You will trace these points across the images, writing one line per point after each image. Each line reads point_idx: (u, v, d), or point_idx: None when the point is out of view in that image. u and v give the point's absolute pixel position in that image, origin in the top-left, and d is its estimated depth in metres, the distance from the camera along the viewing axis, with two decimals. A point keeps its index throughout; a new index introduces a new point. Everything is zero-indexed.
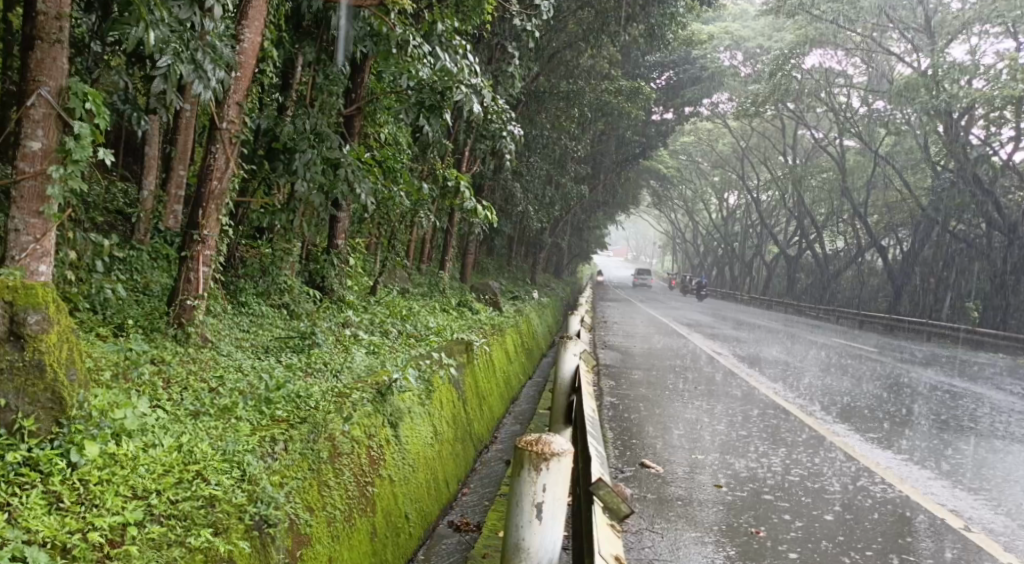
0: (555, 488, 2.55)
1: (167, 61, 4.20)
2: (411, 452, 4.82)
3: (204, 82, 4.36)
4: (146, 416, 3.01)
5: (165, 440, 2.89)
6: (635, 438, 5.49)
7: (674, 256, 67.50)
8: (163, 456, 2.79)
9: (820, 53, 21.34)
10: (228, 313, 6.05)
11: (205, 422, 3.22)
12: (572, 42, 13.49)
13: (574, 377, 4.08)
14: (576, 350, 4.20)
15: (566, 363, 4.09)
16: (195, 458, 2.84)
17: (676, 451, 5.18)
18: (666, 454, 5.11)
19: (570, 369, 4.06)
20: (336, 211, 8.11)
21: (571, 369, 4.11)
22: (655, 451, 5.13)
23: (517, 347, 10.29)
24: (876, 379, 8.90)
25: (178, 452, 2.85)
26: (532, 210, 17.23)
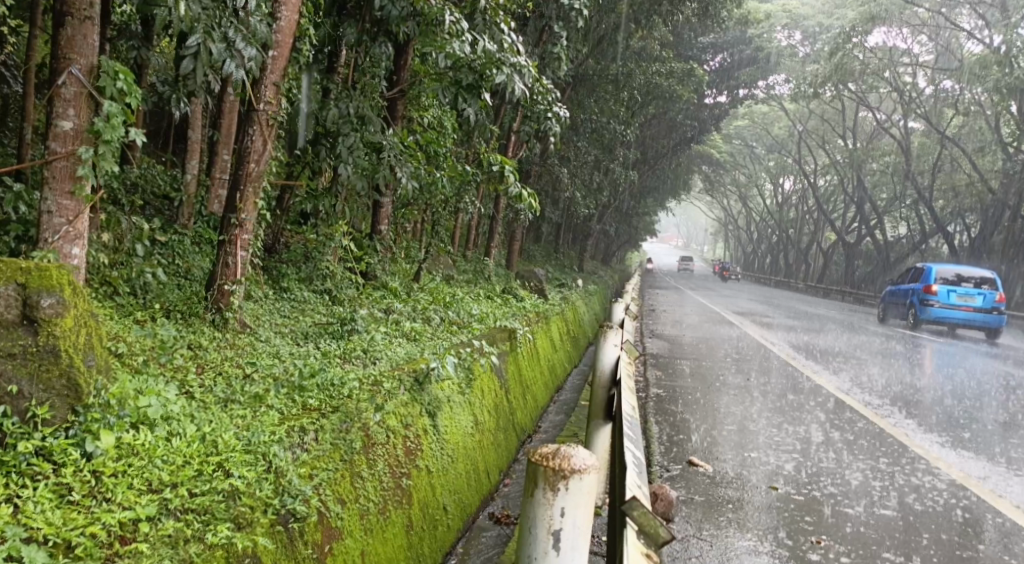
0: (575, 514, 2.23)
1: (197, 40, 4.19)
2: (450, 442, 4.69)
3: (237, 63, 4.35)
4: (170, 404, 2.93)
5: (188, 428, 2.81)
6: (683, 434, 5.28)
7: (726, 244, 66.41)
8: (184, 445, 2.71)
9: (883, 32, 20.56)
10: (268, 299, 6.01)
11: (232, 411, 3.13)
12: (623, 23, 13.21)
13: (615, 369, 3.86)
14: (618, 340, 3.98)
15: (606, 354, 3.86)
16: (217, 449, 2.74)
17: (726, 448, 4.95)
18: (715, 451, 4.88)
19: (610, 362, 3.83)
20: (379, 196, 8.04)
21: (611, 362, 3.89)
22: (704, 448, 4.92)
23: (562, 336, 10.11)
24: (939, 372, 8.49)
25: (200, 441, 2.76)
26: (580, 195, 16.99)
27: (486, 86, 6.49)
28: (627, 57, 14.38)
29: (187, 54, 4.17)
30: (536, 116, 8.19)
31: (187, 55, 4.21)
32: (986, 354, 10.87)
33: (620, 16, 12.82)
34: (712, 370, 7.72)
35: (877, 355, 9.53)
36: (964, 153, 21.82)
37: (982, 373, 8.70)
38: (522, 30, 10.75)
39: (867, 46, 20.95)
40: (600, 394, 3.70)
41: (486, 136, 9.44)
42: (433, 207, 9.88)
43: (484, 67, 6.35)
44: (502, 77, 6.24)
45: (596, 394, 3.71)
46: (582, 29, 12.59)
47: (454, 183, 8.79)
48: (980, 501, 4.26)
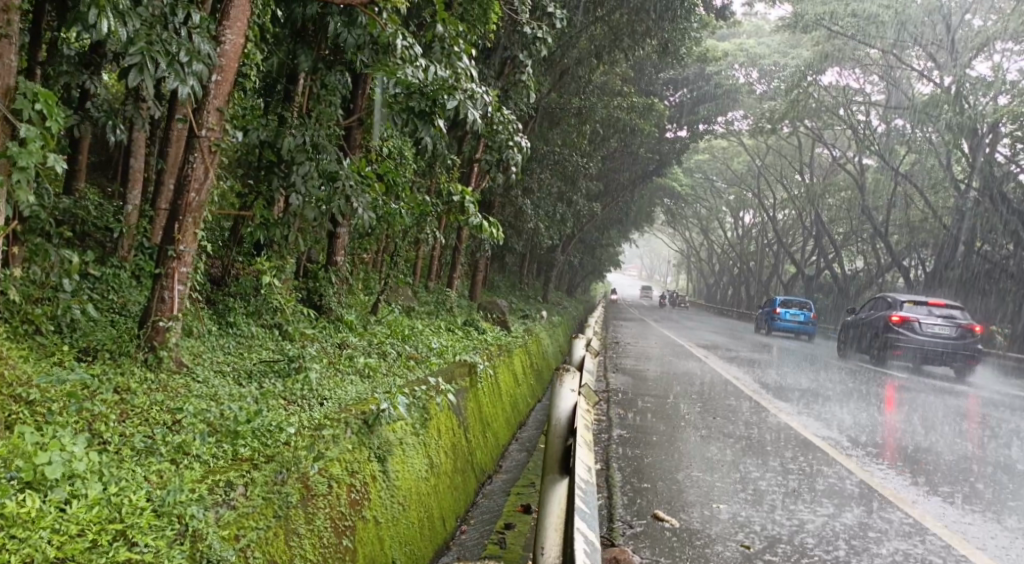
0: None
1: (139, 51, 4.05)
2: (402, 488, 4.42)
3: (179, 79, 4.13)
4: (76, 458, 2.61)
5: (92, 487, 2.48)
6: (647, 481, 5.07)
7: (690, 275, 67.02)
8: (86, 507, 2.38)
9: (837, 71, 21.00)
10: (212, 334, 5.69)
11: (149, 466, 2.83)
12: (584, 58, 13.24)
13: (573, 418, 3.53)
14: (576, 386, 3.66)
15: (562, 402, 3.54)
16: (124, 511, 2.42)
17: (692, 497, 4.73)
18: (680, 501, 4.66)
19: (567, 411, 3.51)
20: (335, 226, 7.79)
21: (567, 412, 3.62)
22: (669, 499, 4.70)
23: (525, 369, 9.86)
24: (904, 408, 8.41)
25: (106, 502, 2.44)
26: (542, 227, 16.89)
27: (439, 113, 6.26)
28: (589, 90, 14.38)
29: (128, 63, 4.01)
30: (497, 146, 8.03)
31: (129, 65, 4.06)
32: (948, 390, 10.84)
33: (581, 51, 12.84)
34: (677, 409, 7.52)
35: (845, 392, 9.42)
36: (918, 188, 22.26)
37: (946, 409, 8.64)
38: (484, 61, 10.64)
39: (823, 83, 21.37)
40: (556, 448, 3.38)
41: (448, 166, 9.25)
42: (392, 237, 9.65)
43: (436, 93, 6.12)
44: (454, 103, 6.00)
45: (551, 446, 3.38)
46: (544, 63, 12.56)
47: (413, 213, 8.58)
48: (954, 553, 4.08)
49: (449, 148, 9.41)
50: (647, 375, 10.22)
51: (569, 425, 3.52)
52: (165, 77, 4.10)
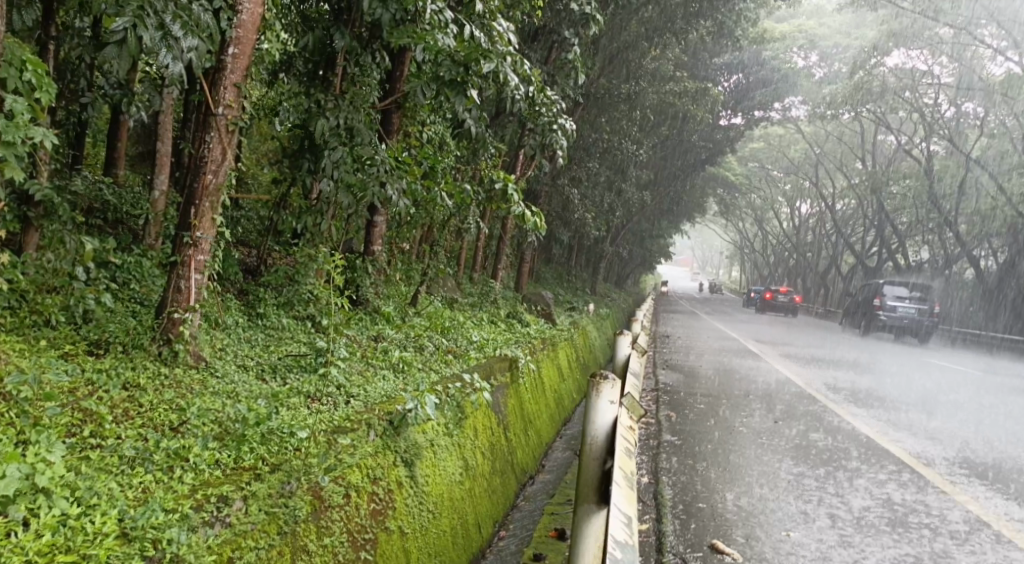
0: None
1: (124, 24, 3.56)
2: (431, 494, 4.07)
3: (173, 53, 3.74)
4: (43, 477, 2.37)
5: (53, 507, 2.28)
6: (700, 502, 4.58)
7: (743, 269, 65.57)
8: (35, 536, 2.17)
9: (904, 52, 19.89)
10: (238, 326, 5.44)
11: (137, 483, 2.57)
12: (635, 41, 12.74)
13: (613, 434, 3.30)
14: (618, 394, 3.37)
15: (599, 417, 3.29)
16: (90, 539, 2.19)
17: (752, 523, 4.27)
18: (741, 527, 4.21)
19: (605, 429, 3.28)
20: (372, 214, 7.50)
21: (608, 422, 3.33)
22: (727, 524, 4.25)
23: (570, 363, 9.45)
24: (984, 413, 7.78)
25: (66, 525, 2.25)
26: (590, 216, 16.43)
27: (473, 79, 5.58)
28: (639, 75, 13.91)
29: (112, 37, 3.53)
30: (540, 130, 7.64)
31: (111, 41, 3.56)
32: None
33: (631, 35, 12.35)
34: (732, 413, 7.05)
35: (918, 394, 8.83)
36: (989, 174, 21.11)
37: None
38: (529, 44, 10.25)
39: (887, 66, 20.43)
40: (591, 471, 3.21)
41: (492, 153, 8.90)
42: (434, 227, 9.34)
43: (469, 58, 5.49)
44: (490, 68, 5.38)
45: (585, 469, 3.21)
46: (592, 46, 12.12)
47: (453, 201, 8.25)
48: None
49: (493, 134, 9.05)
50: (697, 372, 9.73)
51: (609, 441, 3.30)
52: (159, 51, 3.71)
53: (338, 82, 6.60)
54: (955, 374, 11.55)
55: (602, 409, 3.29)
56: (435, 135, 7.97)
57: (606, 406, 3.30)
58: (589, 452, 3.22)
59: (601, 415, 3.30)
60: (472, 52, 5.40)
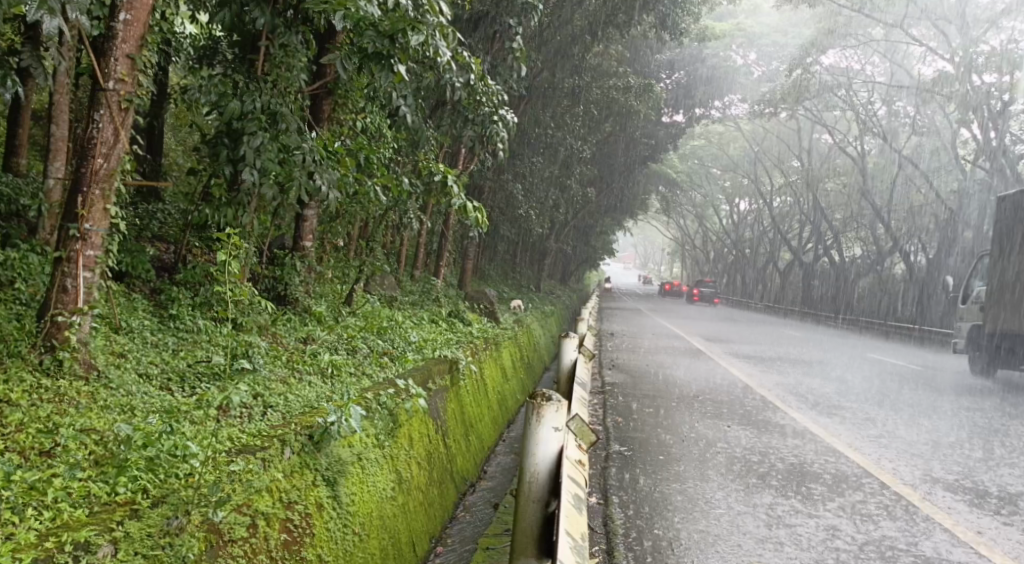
0: None
1: None
2: (359, 514, 3.66)
3: (47, 11, 3.20)
4: None
5: None
6: (657, 528, 4.21)
7: (685, 266, 66.25)
8: None
9: (839, 52, 20.23)
10: (146, 328, 4.91)
11: None
12: (577, 36, 12.43)
13: (557, 468, 2.99)
14: (563, 417, 3.04)
15: (541, 445, 2.97)
16: None
17: (711, 549, 3.94)
18: (697, 554, 3.89)
19: (547, 463, 2.96)
20: (301, 208, 7.01)
21: (551, 454, 2.99)
22: (680, 550, 3.93)
23: (514, 362, 9.10)
24: (933, 412, 7.72)
25: None
26: (533, 213, 16.08)
27: (400, 52, 5.14)
28: (583, 70, 13.66)
29: None
30: (479, 119, 7.29)
31: None
32: (969, 386, 10.16)
33: (574, 29, 12.08)
34: (682, 417, 6.81)
35: (865, 393, 8.76)
36: (923, 172, 21.49)
37: (979, 411, 7.96)
38: (469, 35, 9.86)
39: (823, 64, 20.58)
40: (531, 516, 2.92)
41: (431, 144, 8.47)
42: (369, 222, 8.88)
43: (395, 29, 5.06)
44: (419, 40, 4.93)
45: (524, 513, 2.92)
46: (534, 38, 11.74)
47: (388, 194, 7.80)
48: None
49: (432, 126, 8.63)
50: (642, 373, 9.47)
51: (551, 475, 2.99)
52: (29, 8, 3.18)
53: (260, 64, 6.06)
54: (900, 371, 11.63)
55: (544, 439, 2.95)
56: (366, 128, 7.47)
57: (549, 434, 2.96)
58: (528, 494, 2.91)
59: (543, 445, 2.97)
60: (398, 22, 4.98)
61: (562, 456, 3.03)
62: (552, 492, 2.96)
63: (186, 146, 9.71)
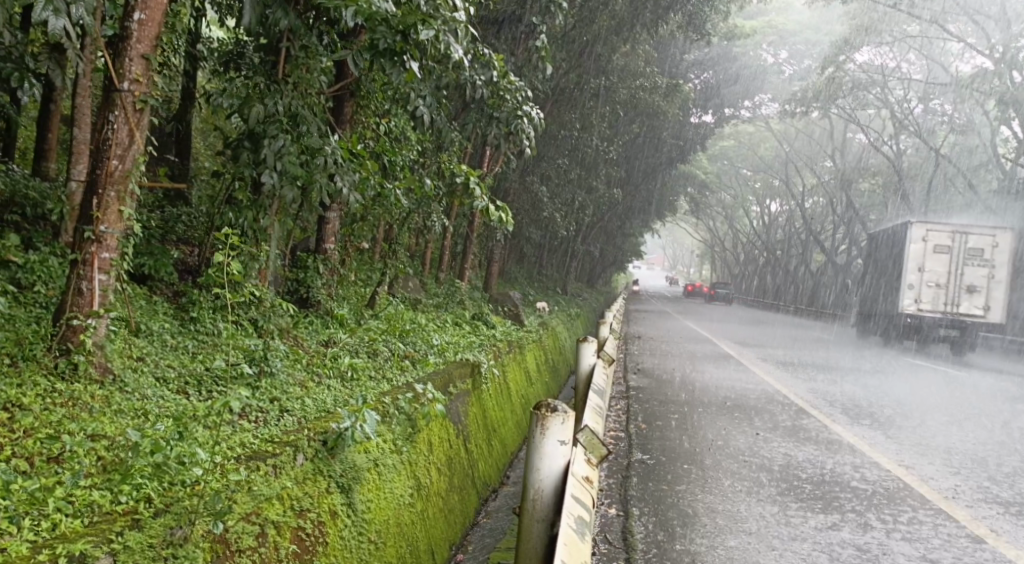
0: None
1: None
2: (376, 521, 3.59)
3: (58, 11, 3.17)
4: None
5: None
6: (680, 545, 4.07)
7: (715, 268, 65.55)
8: None
9: (874, 51, 19.82)
10: (166, 331, 4.89)
11: None
12: (604, 36, 12.28)
13: (562, 482, 3.03)
14: (570, 431, 3.07)
15: (546, 459, 3.03)
16: None
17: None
18: None
19: (551, 480, 3.02)
20: (323, 210, 6.98)
21: (557, 471, 3.05)
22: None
23: (539, 365, 9.01)
24: (970, 421, 7.49)
25: None
26: (559, 215, 15.95)
27: (411, 49, 5.00)
28: (609, 70, 13.55)
29: None
30: (504, 118, 7.20)
31: None
32: (1008, 394, 9.87)
33: (601, 28, 11.94)
34: (709, 425, 6.66)
35: (899, 400, 8.54)
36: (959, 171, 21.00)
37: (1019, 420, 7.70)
38: (493, 35, 9.76)
39: (856, 62, 20.20)
40: (535, 535, 3.00)
41: (455, 145, 8.40)
42: (393, 224, 8.84)
43: (407, 24, 4.93)
44: (430, 34, 4.80)
45: (529, 532, 3.01)
46: (560, 39, 11.62)
47: (410, 196, 7.73)
48: None
49: (455, 128, 8.57)
50: (670, 378, 9.32)
51: (556, 490, 3.05)
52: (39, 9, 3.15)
53: (281, 66, 6.02)
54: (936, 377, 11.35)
55: (548, 452, 3.01)
56: (389, 130, 7.42)
57: (554, 448, 3.02)
58: (533, 511, 2.99)
59: (547, 460, 3.03)
60: (409, 17, 4.86)
61: (568, 470, 3.06)
62: (556, 506, 3.03)
63: (212, 148, 9.74)
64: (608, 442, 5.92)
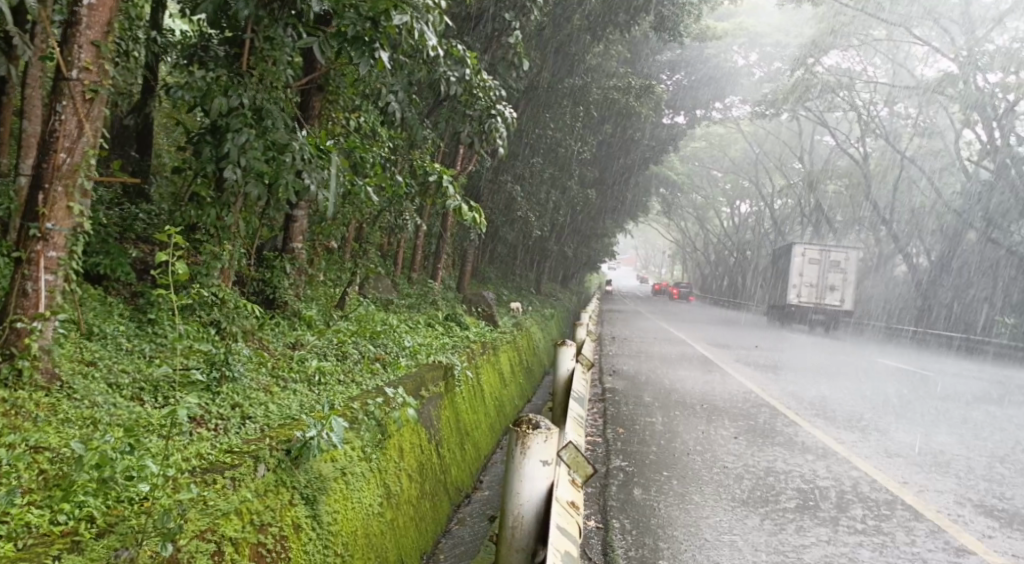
0: None
1: None
2: (343, 533, 3.42)
3: None
4: None
5: None
6: (662, 560, 3.90)
7: (685, 270, 65.83)
8: None
9: (841, 53, 20.05)
10: (121, 334, 4.66)
11: None
12: (577, 36, 12.19)
13: (545, 507, 2.89)
14: (553, 452, 2.94)
15: (529, 483, 2.89)
16: None
17: None
18: None
19: (532, 508, 2.88)
20: (290, 209, 6.75)
21: (539, 498, 2.91)
22: None
23: (513, 366, 8.87)
24: (945, 423, 7.47)
25: None
26: (533, 215, 15.82)
27: (382, 36, 4.80)
28: (582, 70, 13.46)
29: None
30: (477, 116, 7.01)
31: None
32: (979, 394, 9.91)
33: (574, 28, 11.83)
34: (687, 429, 6.54)
35: (874, 402, 8.51)
36: (926, 173, 21.24)
37: (994, 422, 7.70)
38: (465, 33, 9.60)
39: (824, 65, 20.38)
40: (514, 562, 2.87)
41: (427, 143, 8.21)
42: (364, 223, 8.63)
43: (376, 10, 4.76)
44: (402, 20, 4.67)
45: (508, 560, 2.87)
46: (533, 38, 11.49)
47: (381, 195, 7.54)
48: None
49: (427, 125, 8.39)
50: (645, 380, 9.22)
51: (538, 516, 2.91)
52: None
53: (245, 58, 5.79)
54: (910, 378, 11.37)
55: (529, 475, 2.87)
56: (359, 126, 7.21)
57: (537, 470, 2.88)
58: (511, 539, 2.86)
59: (528, 484, 2.89)
60: (379, 4, 4.71)
61: (550, 494, 2.93)
62: (538, 534, 2.89)
63: (174, 144, 9.46)
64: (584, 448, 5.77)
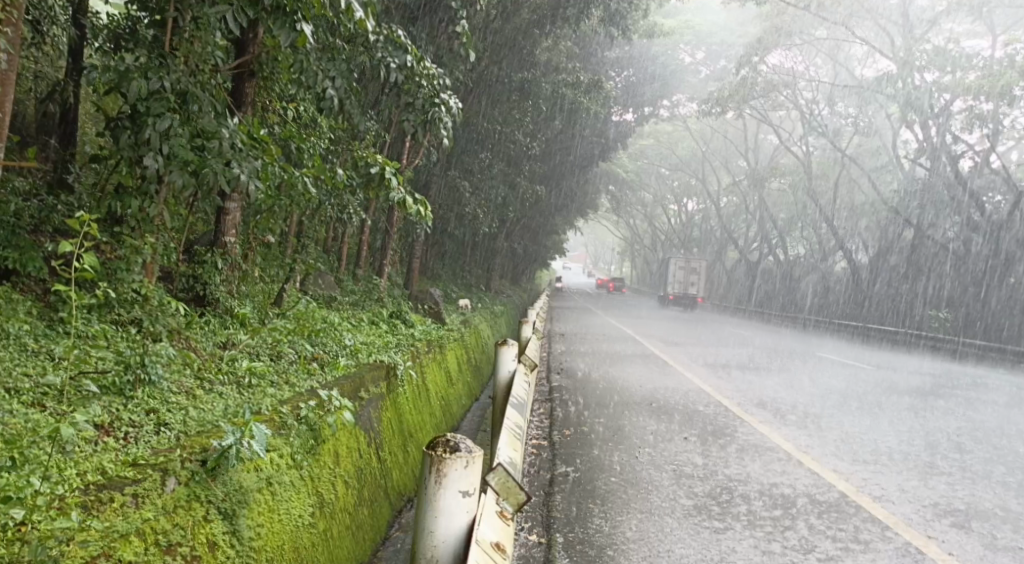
0: None
1: None
2: (268, 548, 3.14)
3: None
4: None
5: None
6: None
7: (632, 268, 66.37)
8: None
9: (783, 53, 20.26)
10: (28, 334, 4.30)
11: None
12: (524, 29, 12.00)
13: (461, 549, 2.66)
14: (471, 484, 2.70)
15: (444, 518, 2.65)
16: None
17: None
18: None
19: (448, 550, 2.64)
20: (222, 201, 6.37)
21: (456, 539, 2.67)
22: None
23: (460, 364, 8.64)
24: (893, 419, 7.45)
25: None
26: (481, 211, 15.58)
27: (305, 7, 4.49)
28: (531, 65, 13.29)
29: None
30: (419, 106, 6.73)
31: None
32: (923, 389, 10.03)
33: (521, 21, 11.63)
34: (636, 431, 6.39)
35: (820, 398, 8.50)
36: (866, 170, 21.61)
37: (940, 417, 7.72)
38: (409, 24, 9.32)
39: (768, 64, 20.56)
40: None
41: (370, 135, 7.90)
42: (303, 216, 8.27)
43: None
44: None
45: None
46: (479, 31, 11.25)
47: (321, 187, 7.19)
48: None
49: (368, 115, 8.08)
50: (592, 378, 9.08)
51: (456, 556, 2.67)
52: None
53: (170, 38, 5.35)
54: (855, 372, 11.47)
55: (446, 509, 2.64)
56: (296, 115, 6.84)
57: (455, 504, 2.64)
58: None
59: (445, 519, 2.65)
60: None
61: (470, 532, 2.68)
62: None
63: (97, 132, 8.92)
64: (529, 454, 5.55)
